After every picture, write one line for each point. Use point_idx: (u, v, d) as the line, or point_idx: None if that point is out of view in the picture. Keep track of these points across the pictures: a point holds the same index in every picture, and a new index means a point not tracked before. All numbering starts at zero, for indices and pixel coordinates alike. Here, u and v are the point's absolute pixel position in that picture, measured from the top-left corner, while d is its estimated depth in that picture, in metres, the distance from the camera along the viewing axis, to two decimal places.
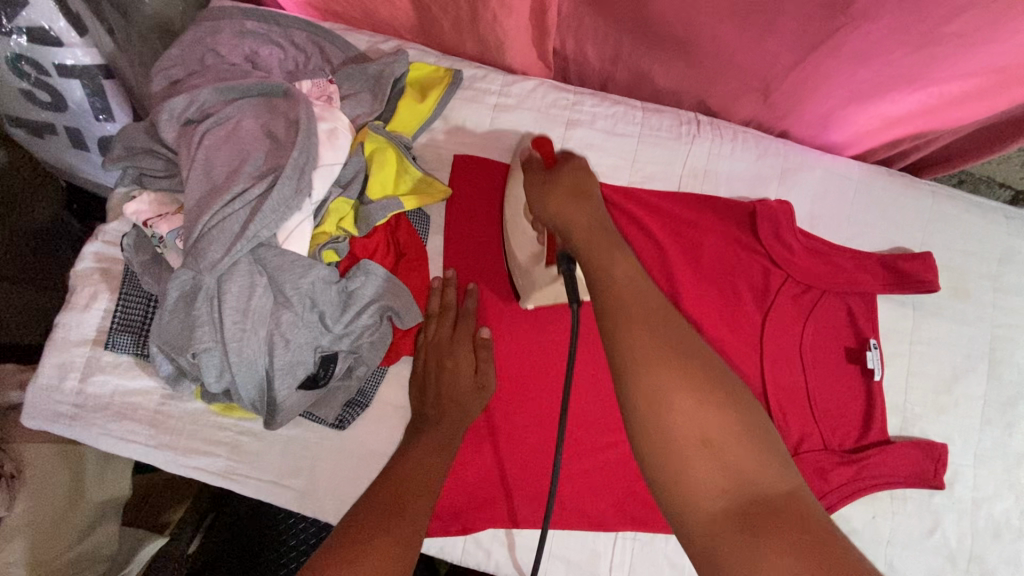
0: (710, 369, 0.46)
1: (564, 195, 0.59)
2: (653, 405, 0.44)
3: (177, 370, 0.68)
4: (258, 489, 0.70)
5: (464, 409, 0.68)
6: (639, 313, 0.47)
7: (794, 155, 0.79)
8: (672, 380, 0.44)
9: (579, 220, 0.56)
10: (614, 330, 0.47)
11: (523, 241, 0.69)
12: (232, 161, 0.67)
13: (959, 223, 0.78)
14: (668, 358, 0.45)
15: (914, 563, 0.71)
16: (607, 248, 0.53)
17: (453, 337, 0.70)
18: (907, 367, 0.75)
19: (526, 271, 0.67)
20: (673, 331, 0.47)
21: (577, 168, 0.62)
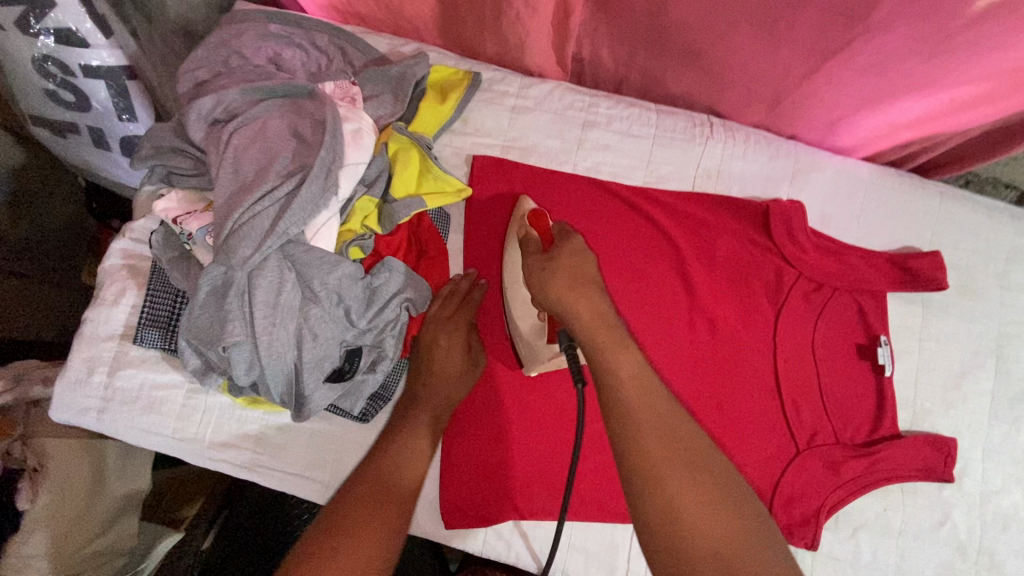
0: (718, 472, 0.45)
1: (565, 281, 0.56)
2: (663, 513, 0.43)
3: (204, 364, 0.69)
4: (283, 481, 0.72)
5: (451, 389, 0.71)
6: (644, 418, 0.46)
7: (805, 156, 0.81)
8: (682, 487, 0.43)
9: (580, 306, 0.53)
10: (620, 435, 0.46)
11: (526, 313, 0.68)
12: (260, 160, 0.68)
13: (966, 223, 0.80)
14: (674, 467, 0.44)
15: (925, 555, 0.72)
16: (610, 339, 0.51)
17: (450, 317, 0.73)
18: (916, 363, 0.77)
19: (528, 342, 0.68)
20: (675, 429, 0.46)
21: (576, 250, 0.59)
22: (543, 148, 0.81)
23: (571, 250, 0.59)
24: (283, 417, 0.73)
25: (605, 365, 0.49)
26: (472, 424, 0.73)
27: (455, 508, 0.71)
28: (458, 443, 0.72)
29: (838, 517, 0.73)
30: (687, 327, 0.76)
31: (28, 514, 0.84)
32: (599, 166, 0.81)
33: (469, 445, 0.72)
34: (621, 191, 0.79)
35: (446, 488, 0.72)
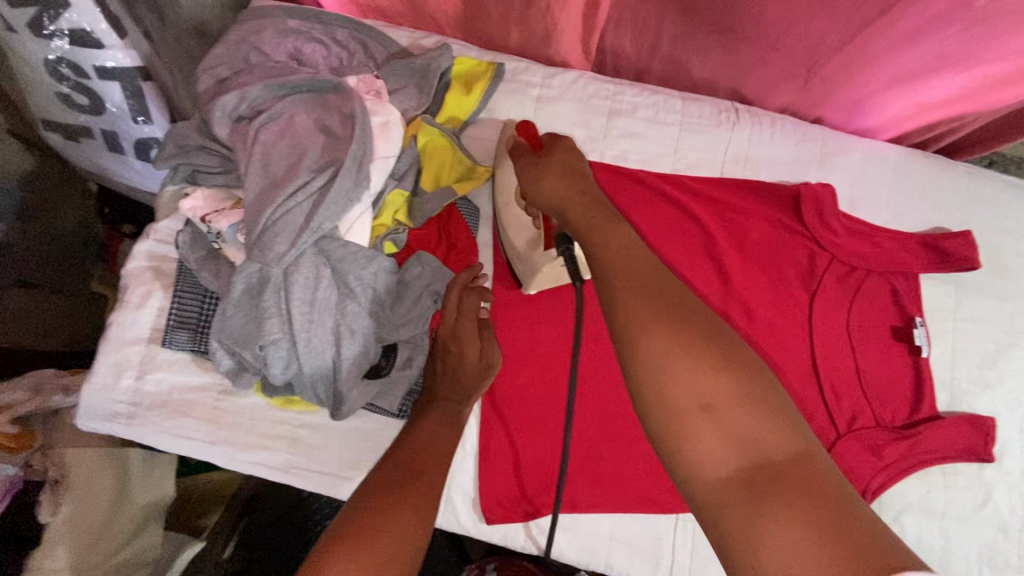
0: (711, 332, 0.41)
1: (555, 174, 0.57)
2: (648, 375, 0.39)
3: (238, 365, 0.67)
4: (319, 482, 0.71)
5: (468, 391, 0.68)
6: (631, 272, 0.44)
7: (832, 140, 0.81)
8: (680, 346, 0.40)
9: (570, 195, 0.54)
10: (612, 298, 0.43)
11: (520, 228, 0.67)
12: (289, 155, 0.67)
13: (994, 202, 0.80)
14: (666, 324, 0.41)
15: (969, 536, 0.71)
16: (602, 218, 0.50)
17: (457, 321, 0.68)
18: (952, 344, 0.76)
19: (525, 257, 0.66)
20: (662, 287, 0.42)
21: (568, 154, 0.59)
22: (570, 138, 0.81)
23: (562, 150, 0.60)
24: (318, 416, 0.72)
25: (596, 236, 0.48)
26: (508, 417, 0.71)
27: (496, 503, 0.70)
28: (496, 438, 0.71)
29: (881, 500, 0.72)
30: (723, 315, 0.76)
31: (50, 528, 0.81)
32: (627, 154, 0.81)
33: (507, 441, 0.71)
34: (650, 180, 0.79)
35: (486, 483, 0.70)
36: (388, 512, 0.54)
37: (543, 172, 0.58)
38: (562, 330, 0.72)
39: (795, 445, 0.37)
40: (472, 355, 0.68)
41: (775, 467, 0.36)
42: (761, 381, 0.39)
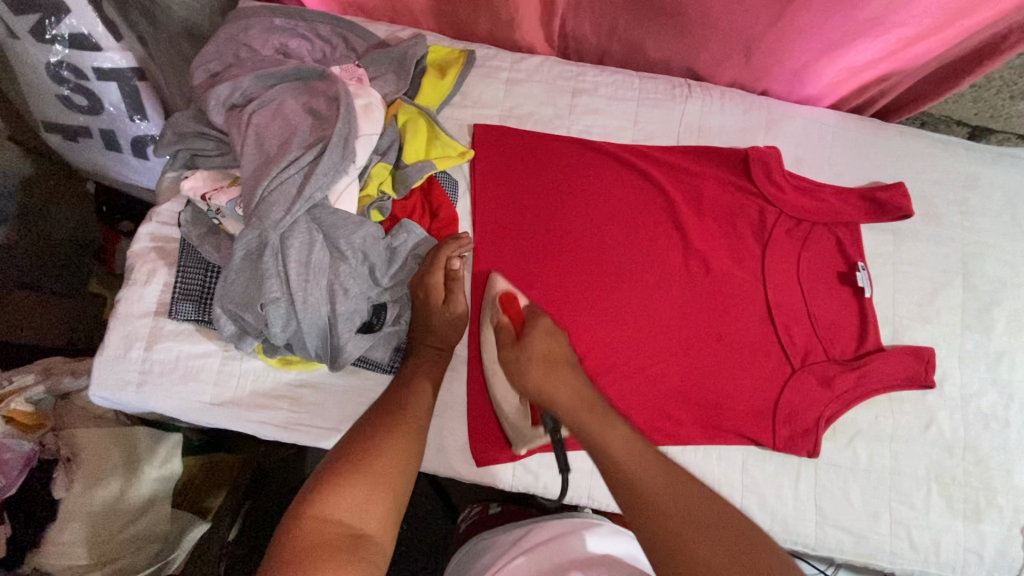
0: (723, 521, 0.48)
1: (540, 366, 0.64)
2: (681, 572, 0.46)
3: (240, 329, 0.73)
4: (321, 436, 0.76)
5: (445, 334, 0.75)
6: (643, 471, 0.52)
7: (775, 108, 0.89)
8: (692, 528, 0.47)
9: (558, 389, 0.62)
10: (629, 504, 0.51)
11: (510, 396, 0.74)
12: (281, 135, 0.74)
13: (924, 157, 0.88)
14: (683, 517, 0.48)
15: (917, 455, 0.78)
16: (591, 409, 0.59)
17: (433, 265, 0.75)
18: (893, 285, 0.84)
19: (516, 425, 0.74)
20: (676, 484, 0.51)
21: (545, 333, 0.68)
22: (539, 115, 0.88)
23: (543, 336, 0.67)
24: (316, 375, 0.78)
25: (594, 432, 0.56)
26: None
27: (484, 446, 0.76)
28: (481, 386, 0.77)
29: (835, 427, 0.79)
30: (684, 270, 0.82)
31: (63, 504, 0.89)
32: (591, 128, 0.88)
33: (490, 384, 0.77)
34: (613, 149, 0.86)
35: (475, 426, 0.77)
36: (385, 436, 0.61)
37: (532, 367, 0.64)
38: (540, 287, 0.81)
39: None
40: (449, 332, 0.76)
41: None
42: (775, 560, 0.46)
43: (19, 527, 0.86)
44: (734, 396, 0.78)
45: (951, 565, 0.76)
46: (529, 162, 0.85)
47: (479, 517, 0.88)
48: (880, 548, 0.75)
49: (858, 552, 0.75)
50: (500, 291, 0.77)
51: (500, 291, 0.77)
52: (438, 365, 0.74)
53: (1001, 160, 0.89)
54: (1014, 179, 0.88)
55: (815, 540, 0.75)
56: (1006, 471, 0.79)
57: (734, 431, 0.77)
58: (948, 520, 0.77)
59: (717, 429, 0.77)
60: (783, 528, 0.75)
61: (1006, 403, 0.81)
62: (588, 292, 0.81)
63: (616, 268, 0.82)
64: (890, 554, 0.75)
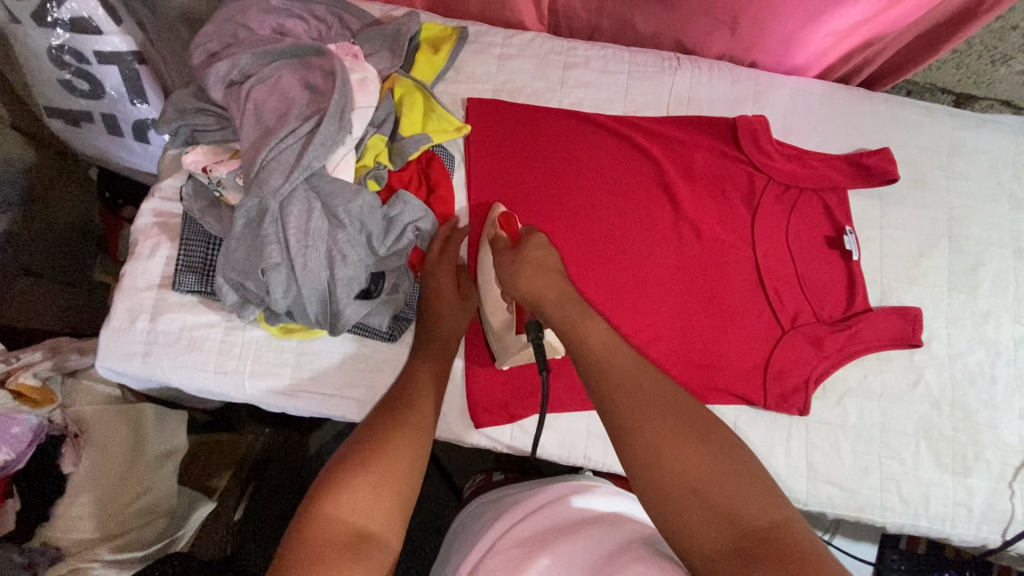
0: (695, 423, 0.51)
1: (531, 271, 0.64)
2: (645, 460, 0.49)
3: (242, 298, 0.75)
4: (323, 402, 0.78)
5: (452, 325, 0.77)
6: (621, 369, 0.54)
7: (763, 79, 0.91)
8: (672, 437, 0.50)
9: (548, 290, 0.62)
10: (603, 399, 0.53)
11: (499, 306, 0.74)
12: (279, 108, 0.75)
13: (909, 123, 0.90)
14: (655, 415, 0.51)
15: (906, 413, 0.80)
16: (577, 312, 0.60)
17: (443, 256, 0.80)
18: (880, 249, 0.86)
19: (500, 336, 0.74)
20: (650, 384, 0.53)
21: (539, 245, 0.67)
22: (530, 89, 0.89)
23: (537, 245, 0.67)
24: (317, 343, 0.79)
25: (578, 338, 0.57)
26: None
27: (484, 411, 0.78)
28: (479, 352, 0.80)
29: (825, 386, 0.81)
30: (675, 235, 0.84)
31: (72, 479, 0.91)
32: (582, 100, 0.90)
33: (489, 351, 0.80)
34: (604, 120, 0.87)
35: (474, 392, 0.78)
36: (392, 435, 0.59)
37: (520, 268, 0.65)
38: None
39: (772, 515, 0.46)
40: (455, 299, 0.78)
41: (763, 539, 0.45)
42: (735, 460, 0.49)
43: (29, 501, 0.88)
44: (725, 357, 0.80)
45: (940, 518, 0.78)
46: (522, 134, 0.87)
47: (483, 483, 0.91)
48: (871, 502, 0.77)
49: (849, 506, 0.77)
50: (500, 213, 0.77)
51: (497, 216, 0.77)
52: (444, 351, 0.75)
53: (985, 125, 0.91)
54: (997, 143, 0.90)
55: (807, 495, 0.77)
56: (993, 426, 0.81)
57: (725, 390, 0.79)
58: (938, 475, 0.79)
59: (710, 388, 0.79)
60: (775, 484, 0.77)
61: (992, 361, 0.83)
62: (580, 257, 0.83)
63: (608, 233, 0.84)
64: (880, 508, 0.77)
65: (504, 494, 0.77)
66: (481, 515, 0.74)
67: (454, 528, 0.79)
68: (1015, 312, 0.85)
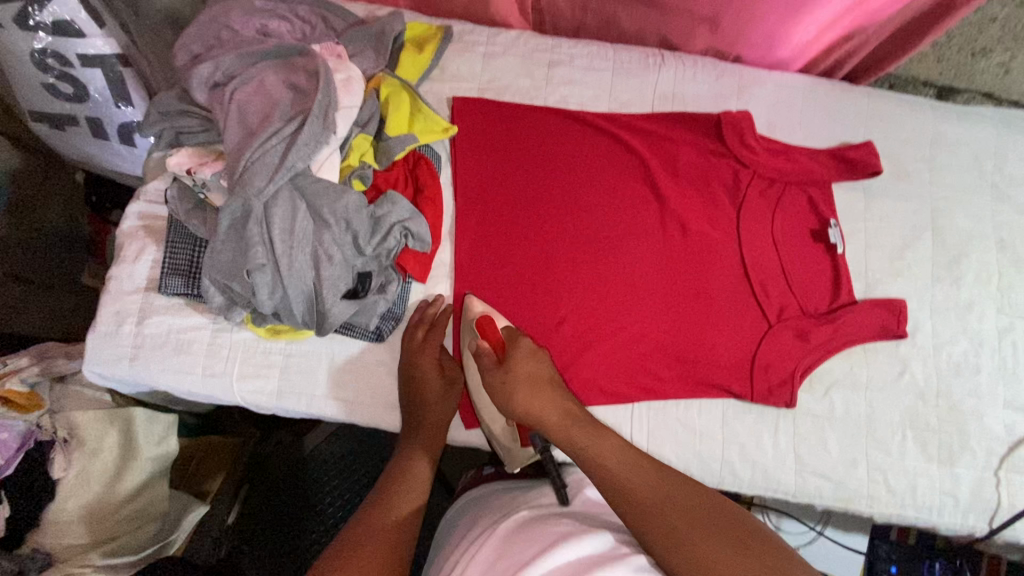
0: (723, 525, 0.53)
1: (526, 390, 0.65)
2: (693, 569, 0.50)
3: (228, 300, 0.74)
4: (311, 403, 0.78)
5: (442, 410, 0.75)
6: (642, 490, 0.56)
7: (746, 74, 0.91)
8: (706, 540, 0.52)
9: (549, 410, 0.63)
10: (626, 512, 0.55)
11: (498, 419, 0.75)
12: (262, 109, 0.75)
13: (892, 116, 0.91)
14: (686, 524, 0.53)
15: (892, 404, 0.81)
16: (583, 431, 0.61)
17: (425, 341, 0.78)
18: (865, 241, 0.87)
19: (505, 444, 0.75)
20: (675, 496, 0.56)
21: (529, 354, 0.68)
22: (515, 87, 0.90)
23: (525, 355, 0.68)
24: (305, 344, 0.79)
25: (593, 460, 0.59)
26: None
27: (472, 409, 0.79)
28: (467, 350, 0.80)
29: (812, 378, 0.81)
30: (661, 232, 0.85)
31: (63, 483, 0.90)
32: (568, 98, 0.90)
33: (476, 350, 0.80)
34: (590, 118, 0.87)
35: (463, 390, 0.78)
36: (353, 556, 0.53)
37: (518, 388, 0.65)
38: (522, 250, 0.83)
39: None
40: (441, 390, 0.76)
41: None
42: (769, 549, 0.52)
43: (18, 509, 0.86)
44: (712, 352, 0.81)
45: (928, 507, 0.78)
46: (507, 131, 0.86)
47: (473, 478, 0.92)
48: (859, 492, 0.78)
49: (837, 497, 0.78)
50: (477, 312, 0.77)
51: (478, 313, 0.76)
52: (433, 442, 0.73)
53: (966, 117, 0.92)
54: (979, 134, 0.91)
55: (796, 487, 0.78)
56: (979, 415, 0.81)
57: (712, 384, 0.79)
58: (924, 464, 0.79)
59: (697, 383, 0.80)
60: (764, 476, 0.78)
61: (976, 350, 0.83)
62: (567, 256, 0.83)
63: (595, 232, 0.84)
64: (868, 498, 0.78)
65: (497, 490, 0.76)
66: (472, 512, 0.73)
67: (449, 519, 0.79)
68: (998, 302, 0.85)
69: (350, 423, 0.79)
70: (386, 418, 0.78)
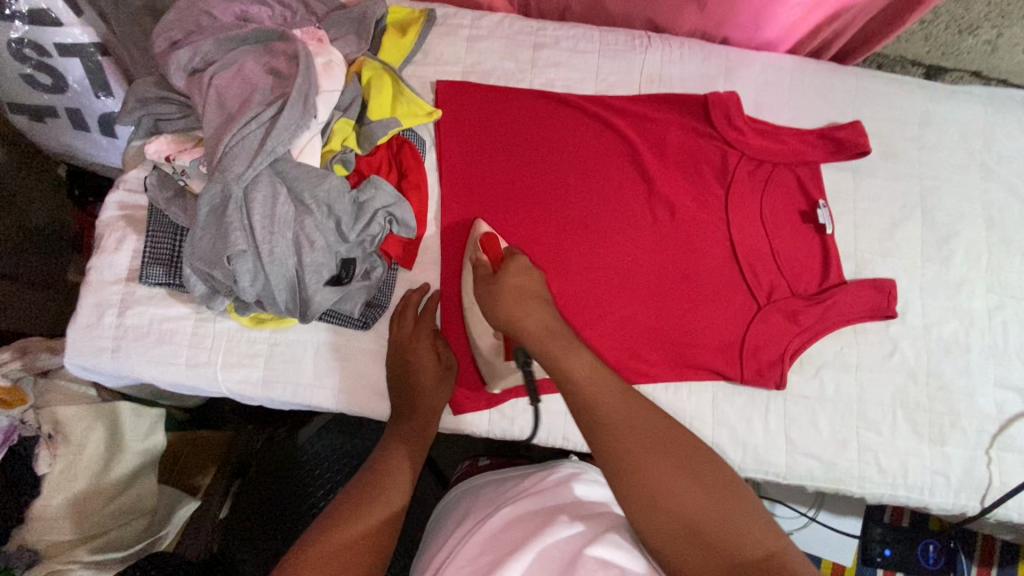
0: (685, 458, 0.54)
1: (511, 300, 0.65)
2: (644, 492, 0.51)
3: (211, 288, 0.74)
4: (297, 392, 0.77)
5: (432, 399, 0.74)
6: (614, 416, 0.56)
7: (733, 55, 0.91)
8: (663, 467, 0.53)
9: (530, 320, 0.63)
10: (592, 426, 0.56)
11: (485, 332, 0.75)
12: (242, 94, 0.74)
13: (880, 96, 0.90)
14: (649, 450, 0.54)
15: (882, 384, 0.80)
16: (562, 344, 0.61)
17: (414, 332, 0.76)
18: (854, 222, 0.86)
19: (489, 360, 0.74)
20: (643, 424, 0.56)
21: (517, 271, 0.67)
22: (501, 70, 0.88)
23: (516, 272, 0.67)
24: (290, 333, 0.78)
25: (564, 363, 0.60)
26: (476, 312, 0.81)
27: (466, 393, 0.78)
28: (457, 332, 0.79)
29: (802, 359, 0.81)
30: (649, 214, 0.84)
31: (47, 479, 0.89)
32: (554, 80, 0.89)
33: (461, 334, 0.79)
34: (576, 100, 0.86)
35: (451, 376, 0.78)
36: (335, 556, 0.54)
37: (502, 297, 0.65)
38: (507, 233, 0.82)
39: (766, 544, 0.49)
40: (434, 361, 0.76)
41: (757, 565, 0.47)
42: (721, 487, 0.53)
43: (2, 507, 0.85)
44: (701, 332, 0.80)
45: (919, 487, 0.78)
46: (491, 115, 0.85)
47: (468, 469, 0.91)
48: (850, 473, 0.78)
49: (828, 478, 0.78)
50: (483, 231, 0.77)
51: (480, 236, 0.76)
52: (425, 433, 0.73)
53: (954, 97, 0.91)
54: (966, 113, 0.91)
55: (786, 469, 0.77)
56: (969, 394, 0.81)
57: (700, 365, 0.79)
58: (915, 444, 0.79)
59: (686, 365, 0.79)
60: (754, 457, 0.77)
61: (966, 330, 0.83)
62: (553, 238, 0.82)
63: (582, 214, 0.83)
64: (859, 479, 0.78)
65: (494, 479, 0.75)
66: (465, 502, 0.73)
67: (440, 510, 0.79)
68: (987, 281, 0.85)
69: (337, 412, 0.78)
70: (373, 407, 0.77)
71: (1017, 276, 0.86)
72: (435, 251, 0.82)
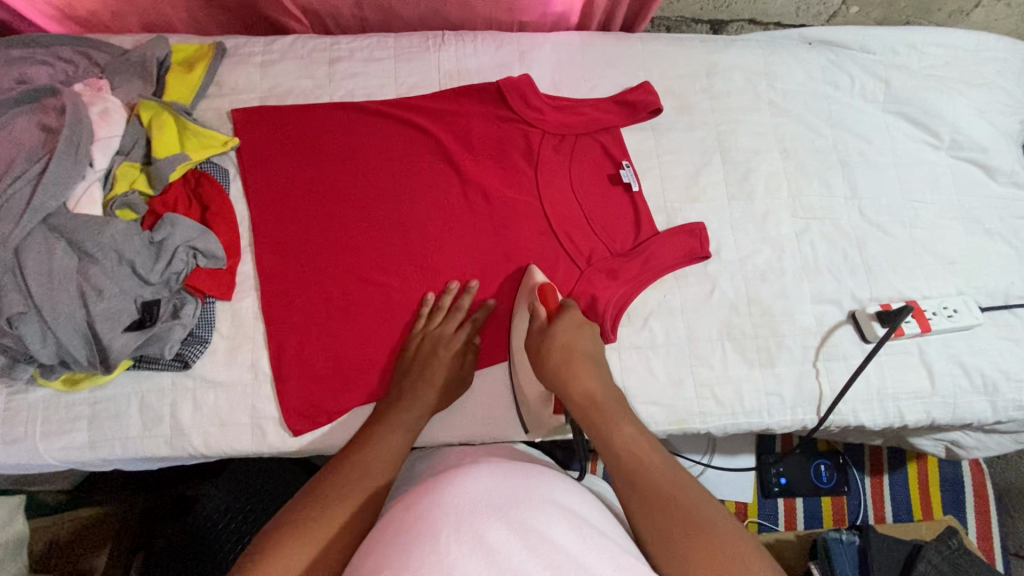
0: (708, 530, 0.52)
1: (561, 351, 0.70)
2: (661, 546, 0.52)
3: (10, 359, 0.70)
4: (127, 448, 0.75)
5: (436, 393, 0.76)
6: (645, 470, 0.57)
7: (524, 40, 0.94)
8: (684, 537, 0.51)
9: (586, 382, 0.67)
10: (618, 472, 0.59)
11: (532, 382, 0.78)
12: (6, 154, 0.70)
13: (667, 54, 0.96)
14: (673, 519, 0.53)
15: (707, 321, 0.85)
16: (618, 409, 0.65)
17: (438, 340, 0.77)
18: (660, 175, 0.91)
19: (535, 409, 0.79)
20: (671, 484, 0.56)
21: (570, 321, 0.73)
22: (298, 89, 0.89)
23: (566, 329, 0.72)
24: (110, 388, 0.76)
25: (607, 433, 0.62)
26: (312, 338, 0.79)
27: (341, 397, 0.78)
28: (303, 347, 0.78)
29: (630, 313, 0.84)
30: (465, 204, 0.86)
31: None
32: (354, 90, 0.90)
33: (298, 357, 0.78)
34: (376, 107, 0.88)
35: (287, 399, 0.77)
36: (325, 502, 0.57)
37: (563, 359, 0.69)
38: (338, 243, 0.82)
39: None
40: (452, 367, 0.77)
41: None
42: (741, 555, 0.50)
43: None
44: None
45: (757, 411, 0.83)
46: (293, 132, 0.86)
47: None
48: (690, 411, 0.82)
49: (670, 421, 0.81)
50: (539, 281, 0.80)
51: (535, 286, 0.80)
52: (413, 426, 0.71)
53: (734, 45, 0.98)
54: (748, 57, 0.97)
55: None
56: (789, 315, 0.86)
57: None
58: (746, 371, 0.83)
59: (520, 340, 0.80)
60: None
61: (779, 256, 0.88)
62: (377, 245, 0.83)
63: (402, 215, 0.84)
64: (700, 415, 0.82)
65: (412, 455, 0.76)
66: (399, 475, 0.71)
67: None
68: (791, 208, 0.91)
69: (174, 457, 0.76)
70: (209, 446, 0.76)
71: (816, 198, 0.92)
72: (253, 277, 0.81)
